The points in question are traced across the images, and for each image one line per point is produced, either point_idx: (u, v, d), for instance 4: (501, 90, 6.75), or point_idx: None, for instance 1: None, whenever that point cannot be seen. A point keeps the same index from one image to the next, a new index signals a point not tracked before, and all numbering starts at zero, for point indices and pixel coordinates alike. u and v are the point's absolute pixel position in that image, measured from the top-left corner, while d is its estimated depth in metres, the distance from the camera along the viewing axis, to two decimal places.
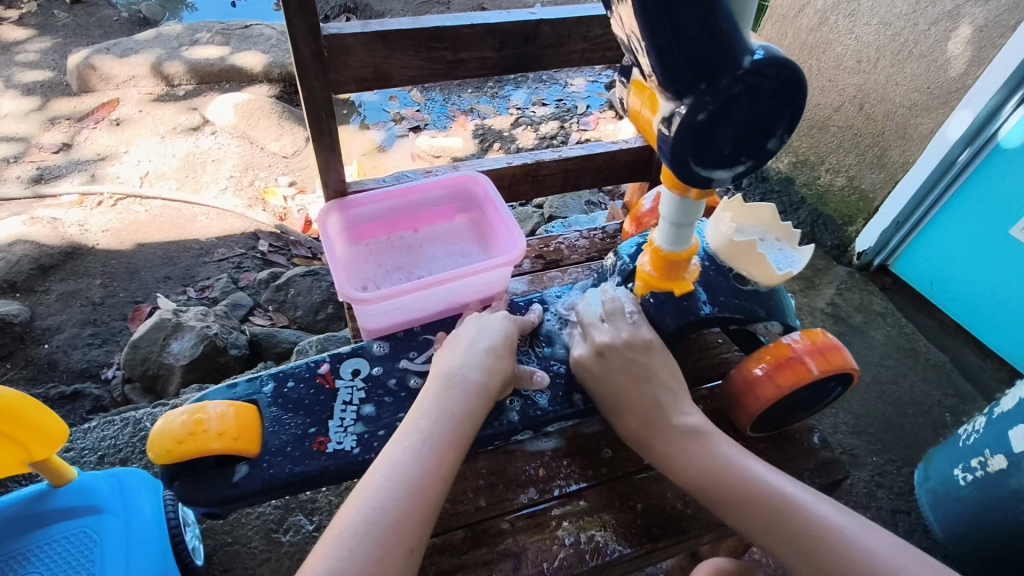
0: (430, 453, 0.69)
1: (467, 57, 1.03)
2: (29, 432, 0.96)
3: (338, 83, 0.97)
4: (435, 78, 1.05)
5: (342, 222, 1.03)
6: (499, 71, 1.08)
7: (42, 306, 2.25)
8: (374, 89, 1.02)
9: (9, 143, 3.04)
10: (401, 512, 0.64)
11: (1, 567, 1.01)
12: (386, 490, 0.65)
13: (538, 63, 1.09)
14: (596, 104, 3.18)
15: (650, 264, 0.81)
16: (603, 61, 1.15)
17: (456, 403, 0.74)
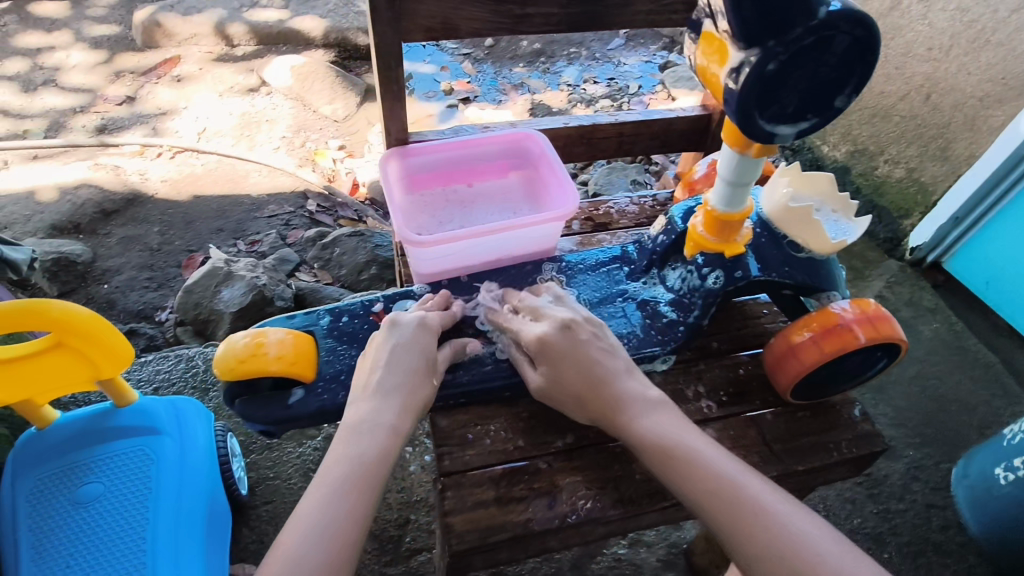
0: (343, 500, 0.67)
1: (533, 12, 1.04)
2: (103, 355, 1.02)
3: (408, 32, 1.00)
4: (501, 32, 1.07)
5: (401, 170, 1.06)
6: (566, 28, 1.09)
7: (103, 248, 2.37)
8: (442, 40, 1.04)
9: (77, 94, 3.16)
10: (317, 567, 0.63)
11: (68, 475, 1.09)
12: (307, 551, 0.63)
13: (602, 22, 1.10)
14: (649, 84, 3.14)
15: (703, 224, 0.83)
16: (668, 24, 1.15)
17: (367, 446, 0.72)
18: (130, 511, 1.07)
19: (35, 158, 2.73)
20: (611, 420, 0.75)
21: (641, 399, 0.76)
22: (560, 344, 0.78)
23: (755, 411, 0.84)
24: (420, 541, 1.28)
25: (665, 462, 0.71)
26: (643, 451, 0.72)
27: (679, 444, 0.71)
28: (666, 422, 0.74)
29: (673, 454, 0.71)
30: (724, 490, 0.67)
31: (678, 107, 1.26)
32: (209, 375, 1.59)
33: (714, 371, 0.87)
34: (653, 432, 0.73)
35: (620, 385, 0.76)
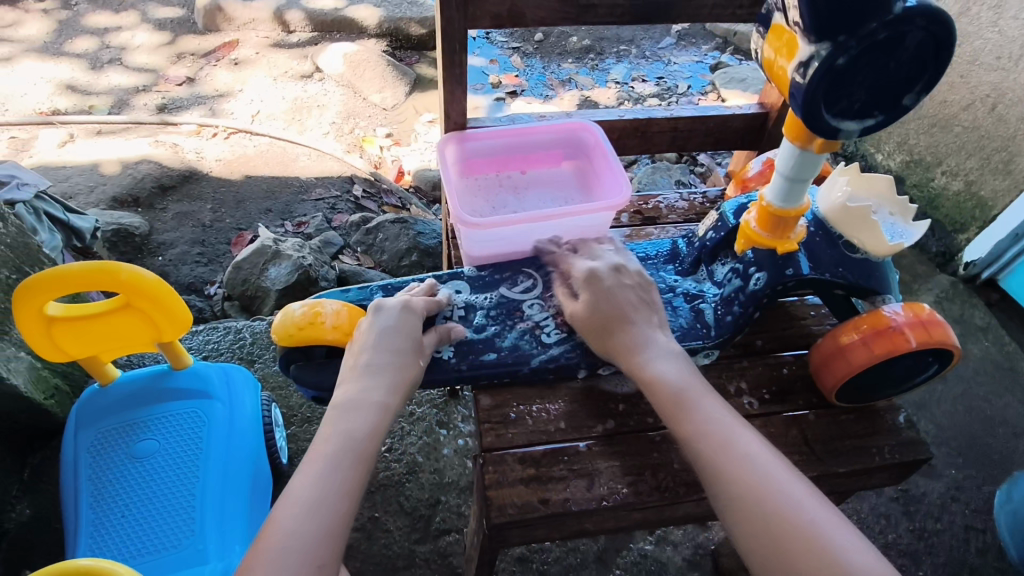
0: (335, 473, 0.67)
1: (598, 3, 1.05)
2: (164, 317, 1.08)
3: (474, 18, 1.02)
4: (564, 22, 1.08)
5: (458, 154, 1.08)
6: (629, 20, 1.09)
7: (159, 222, 2.47)
8: (506, 28, 1.05)
9: (140, 73, 3.29)
10: (312, 535, 0.62)
11: (122, 432, 1.16)
12: (305, 522, 0.63)
13: (667, 15, 1.10)
14: (698, 85, 3.11)
15: (756, 220, 0.83)
16: (732, 20, 1.15)
17: (359, 422, 0.73)
18: (183, 467, 1.13)
19: (100, 132, 2.85)
20: (628, 360, 0.79)
21: (661, 349, 0.79)
22: (606, 279, 0.84)
23: (799, 411, 0.84)
24: (449, 522, 1.31)
25: (672, 409, 0.73)
26: (653, 393, 0.75)
27: (686, 394, 0.73)
28: (684, 370, 0.76)
29: (677, 403, 0.73)
30: (721, 448, 0.68)
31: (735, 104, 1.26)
32: (256, 348, 1.62)
33: (757, 368, 0.88)
34: (668, 378, 0.75)
35: (651, 333, 0.80)
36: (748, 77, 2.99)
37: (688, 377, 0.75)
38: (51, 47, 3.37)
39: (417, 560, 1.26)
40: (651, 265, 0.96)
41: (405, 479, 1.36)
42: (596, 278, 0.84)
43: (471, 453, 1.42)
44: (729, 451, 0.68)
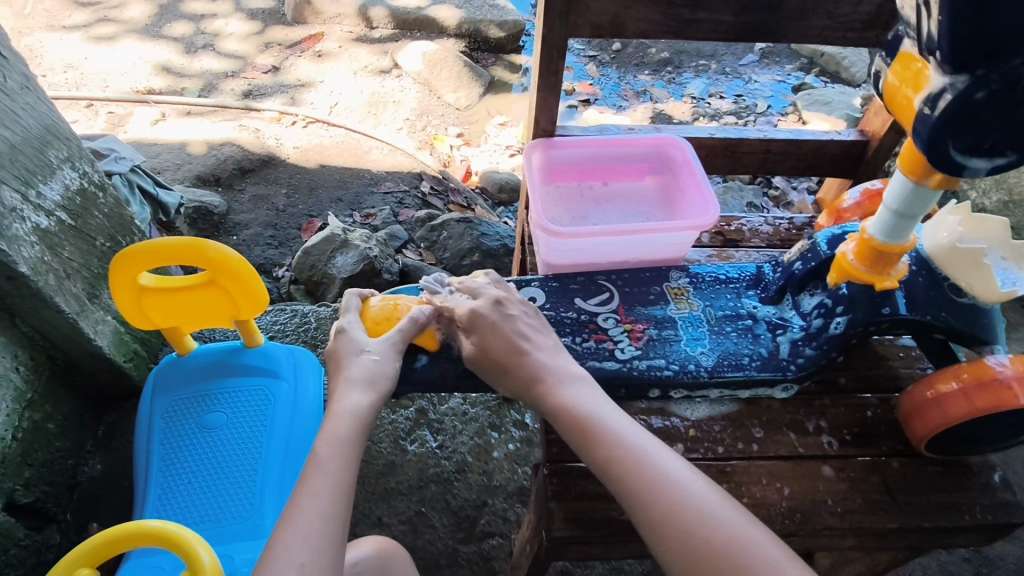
0: (336, 474, 0.79)
1: (704, 18, 1.04)
2: (246, 297, 1.12)
3: (575, 26, 1.03)
4: (666, 36, 1.07)
5: (544, 160, 1.13)
6: (733, 37, 1.08)
7: (237, 203, 2.57)
8: (606, 38, 1.06)
9: (230, 60, 3.44)
10: (321, 523, 0.73)
11: (193, 404, 1.21)
12: (308, 513, 0.73)
13: (772, 34, 1.08)
14: (778, 105, 3.02)
15: (854, 253, 0.84)
16: (841, 43, 1.11)
17: (345, 426, 0.85)
18: (247, 441, 1.17)
19: (189, 113, 2.99)
20: (530, 391, 0.85)
21: (564, 375, 0.86)
22: (487, 316, 0.93)
23: (880, 455, 0.84)
24: (494, 525, 1.31)
25: (577, 432, 0.78)
26: (557, 418, 0.80)
27: (591, 414, 0.79)
28: (586, 396, 0.82)
29: (583, 423, 0.78)
30: (631, 461, 0.72)
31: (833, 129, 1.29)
32: (320, 333, 1.65)
33: (838, 408, 0.88)
34: (571, 402, 0.81)
35: (548, 361, 0.87)
36: (833, 100, 2.89)
37: (584, 400, 0.81)
38: (150, 29, 3.56)
39: (460, 559, 1.28)
40: (733, 289, 1.00)
41: (454, 477, 1.35)
42: (479, 317, 0.93)
43: (521, 458, 1.39)
44: (634, 464, 0.72)
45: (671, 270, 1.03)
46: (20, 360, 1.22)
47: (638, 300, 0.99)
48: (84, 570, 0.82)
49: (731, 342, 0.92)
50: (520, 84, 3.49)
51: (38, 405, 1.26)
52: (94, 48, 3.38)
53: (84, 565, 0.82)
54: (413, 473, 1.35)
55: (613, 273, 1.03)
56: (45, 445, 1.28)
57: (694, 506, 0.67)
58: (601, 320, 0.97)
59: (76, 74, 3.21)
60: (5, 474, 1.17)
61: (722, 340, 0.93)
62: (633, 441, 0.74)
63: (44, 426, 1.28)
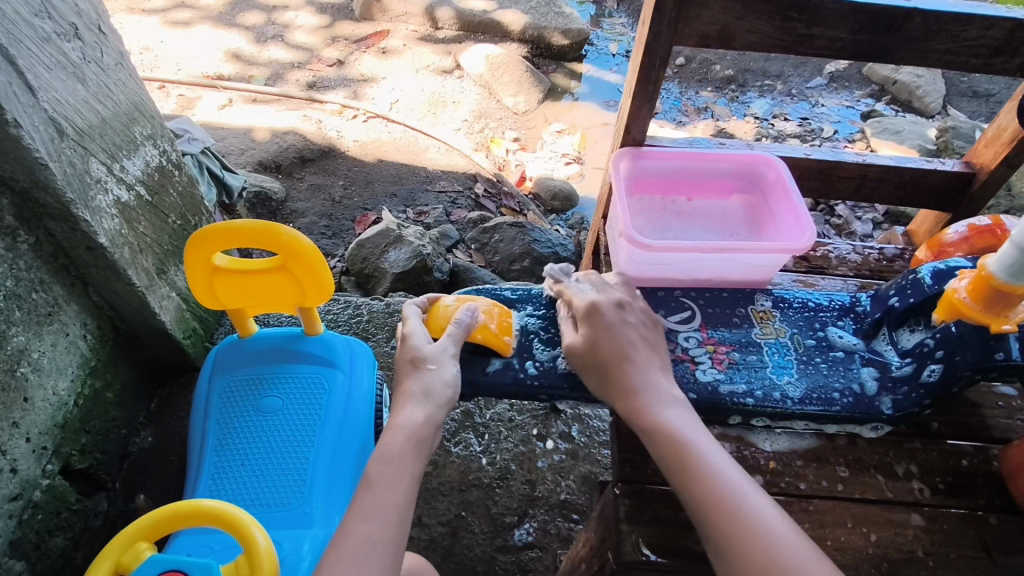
0: (393, 489, 0.80)
1: (818, 33, 1.00)
2: (313, 285, 1.12)
3: (681, 35, 1.02)
4: (775, 49, 1.04)
5: (630, 171, 1.14)
6: (845, 55, 1.04)
7: (295, 191, 2.61)
8: (712, 48, 1.04)
9: (298, 51, 3.51)
10: (376, 538, 0.74)
11: (248, 386, 1.22)
12: (357, 534, 0.74)
13: (890, 55, 1.03)
14: (846, 130, 2.93)
15: (968, 290, 0.81)
16: (961, 68, 1.06)
17: (395, 442, 0.85)
18: (300, 429, 1.17)
19: (255, 101, 3.05)
20: (629, 403, 0.84)
21: (663, 393, 0.85)
22: (605, 314, 0.91)
23: (976, 509, 0.84)
24: (534, 536, 1.27)
25: (675, 457, 0.77)
26: (653, 438, 0.80)
27: (691, 442, 0.78)
28: (688, 421, 0.81)
29: (686, 455, 0.76)
30: (725, 496, 0.71)
31: (937, 159, 1.25)
32: (371, 326, 1.64)
33: (932, 454, 0.89)
34: (671, 424, 0.80)
35: (650, 373, 0.86)
36: (905, 129, 2.78)
37: (679, 417, 0.81)
38: (225, 17, 3.66)
39: (496, 567, 1.24)
40: (823, 317, 1.01)
41: (496, 483, 1.32)
42: (598, 315, 0.91)
43: (565, 471, 1.35)
44: (726, 494, 0.72)
45: (756, 292, 1.06)
46: (88, 328, 1.24)
47: (718, 322, 1.01)
48: (143, 545, 0.82)
49: (821, 375, 0.94)
50: (570, 95, 3.46)
51: (100, 372, 1.29)
52: (171, 33, 3.49)
53: (142, 540, 0.82)
54: (457, 475, 1.33)
55: (693, 291, 1.06)
56: (103, 413, 1.30)
57: (793, 548, 0.67)
58: (682, 338, 0.99)
59: (151, 56, 3.31)
60: (65, 439, 1.20)
61: (808, 369, 0.95)
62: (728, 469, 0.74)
63: (103, 394, 1.30)
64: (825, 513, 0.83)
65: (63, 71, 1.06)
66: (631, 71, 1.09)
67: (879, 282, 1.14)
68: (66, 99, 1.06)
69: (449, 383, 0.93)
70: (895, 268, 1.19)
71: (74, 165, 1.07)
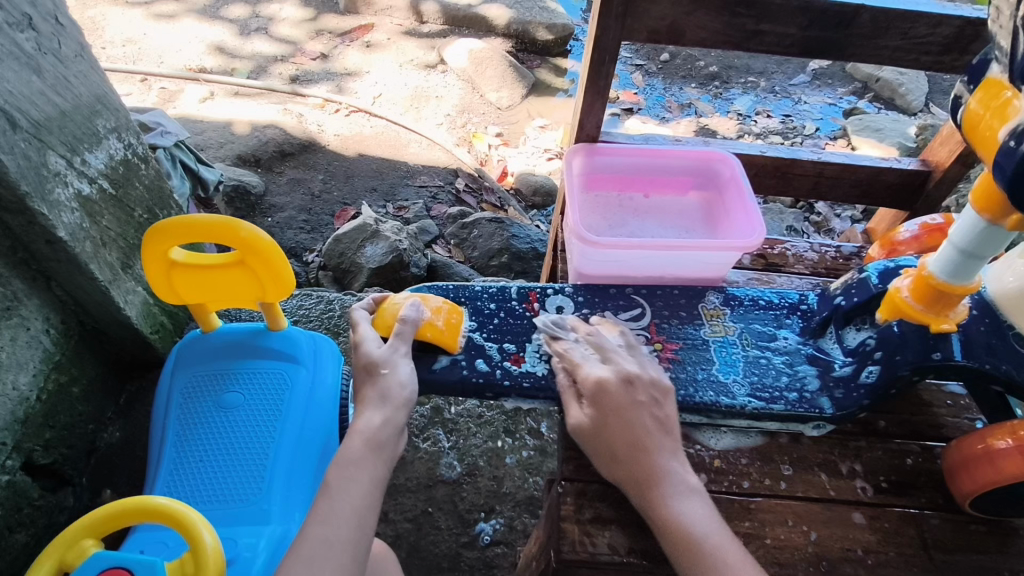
0: (357, 490, 0.82)
1: (768, 30, 1.00)
2: (272, 280, 1.12)
3: (631, 30, 1.02)
4: (726, 46, 1.04)
5: (586, 167, 1.14)
6: (796, 52, 1.04)
7: (274, 185, 2.59)
8: (663, 44, 1.04)
9: (282, 44, 3.48)
10: (337, 539, 0.77)
11: (209, 381, 1.21)
12: (318, 533, 0.77)
13: (841, 52, 1.03)
14: (827, 128, 2.94)
15: (911, 291, 0.84)
16: (913, 65, 1.06)
17: (353, 448, 0.86)
18: (262, 424, 1.17)
19: (236, 94, 3.02)
20: (644, 495, 0.79)
21: (681, 482, 0.79)
22: (615, 393, 0.85)
23: (919, 508, 0.85)
24: (499, 533, 1.27)
25: (686, 555, 0.73)
26: (668, 536, 0.75)
27: (705, 538, 0.74)
28: (702, 514, 0.76)
29: (703, 551, 0.73)
30: None
31: (894, 157, 1.26)
32: (342, 322, 1.63)
33: (876, 453, 0.90)
34: (686, 519, 0.76)
35: (666, 459, 0.81)
36: (885, 127, 2.79)
37: (700, 512, 0.76)
38: (209, 10, 3.63)
39: (462, 564, 1.24)
40: (773, 315, 1.02)
41: (463, 479, 1.32)
42: (609, 393, 0.85)
43: (533, 468, 1.35)
44: None
45: (708, 290, 1.06)
46: (51, 323, 1.23)
47: (669, 320, 1.02)
48: (87, 542, 0.81)
49: (766, 373, 0.94)
50: (563, 91, 3.45)
51: (66, 367, 1.28)
52: (154, 25, 3.45)
53: (87, 538, 0.81)
54: (421, 471, 1.32)
55: (645, 287, 1.07)
56: (69, 407, 1.29)
57: None
58: (630, 336, 1.00)
59: (133, 48, 3.28)
60: (27, 434, 1.19)
61: (756, 366, 0.96)
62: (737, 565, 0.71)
63: (69, 388, 1.29)
64: (767, 511, 0.83)
65: (15, 62, 1.04)
66: (585, 67, 1.09)
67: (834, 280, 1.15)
68: (19, 91, 1.04)
69: (405, 385, 0.92)
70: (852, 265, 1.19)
71: (29, 158, 1.05)
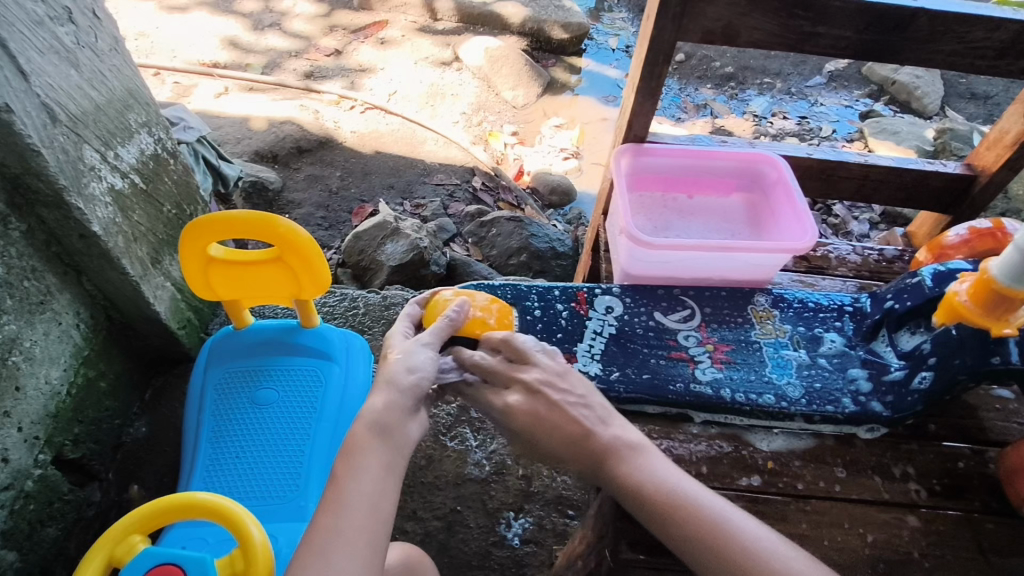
0: (369, 475, 0.70)
1: (823, 32, 1.02)
2: (309, 278, 1.12)
3: (687, 30, 1.04)
4: (780, 47, 1.05)
5: (632, 168, 1.22)
6: (850, 54, 1.05)
7: (292, 181, 2.59)
8: (717, 44, 1.06)
9: (296, 40, 3.47)
10: (353, 531, 0.65)
11: (242, 377, 1.21)
12: (332, 526, 0.65)
13: (895, 55, 1.04)
14: (844, 130, 2.93)
15: (969, 293, 0.85)
16: (966, 69, 1.07)
17: (358, 431, 0.74)
18: (296, 421, 1.17)
19: (250, 89, 3.02)
20: (598, 472, 0.78)
21: (630, 445, 0.79)
22: (534, 397, 0.84)
23: (973, 511, 0.86)
24: (529, 532, 1.26)
25: (656, 513, 0.72)
26: (628, 499, 0.75)
27: (667, 489, 0.73)
28: (659, 468, 0.76)
29: (663, 503, 0.72)
30: (710, 523, 0.69)
31: (938, 160, 1.26)
32: (367, 319, 1.62)
33: (927, 455, 0.92)
34: (644, 476, 0.75)
35: (603, 431, 0.80)
36: (903, 130, 2.78)
37: (654, 453, 0.77)
38: (221, 4, 3.62)
39: (491, 562, 1.24)
40: (822, 317, 1.08)
41: (491, 478, 1.31)
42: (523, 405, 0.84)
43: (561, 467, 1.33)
44: (718, 528, 0.68)
45: (755, 292, 1.12)
46: (81, 318, 1.23)
47: (717, 321, 1.08)
48: (137, 537, 0.81)
49: (820, 377, 0.99)
50: (570, 91, 3.44)
51: (94, 362, 1.28)
52: (167, 19, 3.45)
53: (136, 533, 0.81)
54: (450, 470, 1.32)
55: (692, 290, 1.12)
56: (97, 403, 1.29)
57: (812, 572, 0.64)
58: (682, 337, 1.06)
59: (145, 42, 3.27)
60: (58, 428, 1.19)
61: (809, 370, 1.01)
62: (706, 496, 0.72)
63: (97, 384, 1.29)
64: (823, 514, 0.85)
65: (55, 56, 1.04)
66: (638, 67, 1.12)
67: (877, 284, 1.19)
68: (58, 84, 1.04)
69: (413, 369, 0.83)
70: (893, 269, 1.24)
71: (68, 152, 1.05)
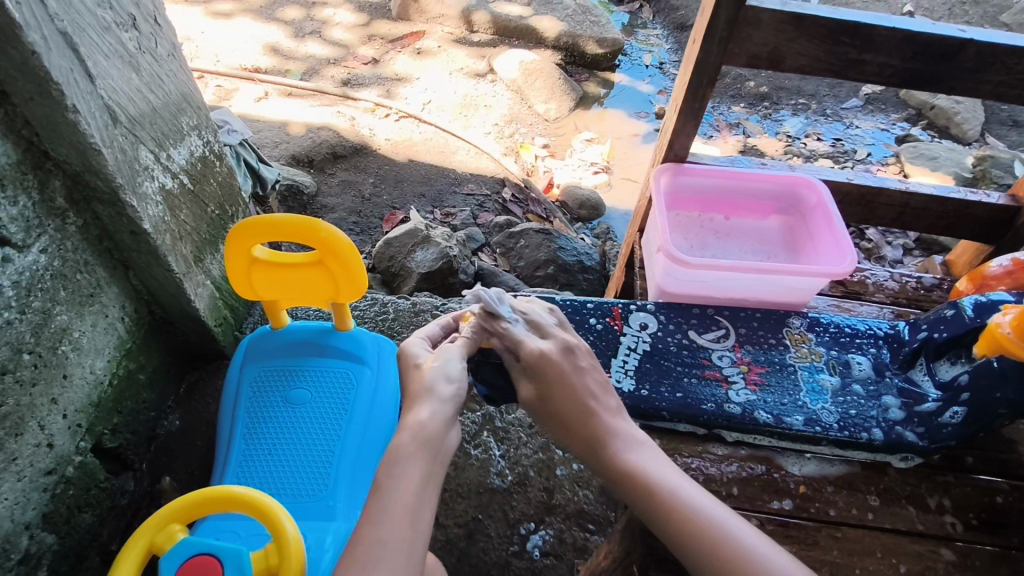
0: (414, 485, 0.77)
1: (870, 60, 1.02)
2: (348, 283, 1.15)
3: (732, 53, 1.05)
4: (825, 73, 1.06)
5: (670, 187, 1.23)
6: (895, 83, 1.06)
7: (326, 186, 2.64)
8: (762, 69, 1.07)
9: (335, 47, 3.55)
10: (394, 536, 0.72)
11: (279, 375, 1.25)
12: (379, 525, 0.72)
13: (941, 85, 1.05)
14: (879, 153, 2.91)
15: (1012, 325, 0.86)
16: (1015, 101, 1.06)
17: (404, 442, 0.82)
18: (328, 422, 1.19)
19: (290, 94, 3.09)
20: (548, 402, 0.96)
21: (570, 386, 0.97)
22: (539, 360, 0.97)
23: (1009, 547, 0.86)
24: (548, 544, 1.26)
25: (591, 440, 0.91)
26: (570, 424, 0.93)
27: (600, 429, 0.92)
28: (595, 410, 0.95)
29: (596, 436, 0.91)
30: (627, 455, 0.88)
31: (981, 190, 1.26)
32: (397, 324, 1.65)
33: (964, 488, 0.92)
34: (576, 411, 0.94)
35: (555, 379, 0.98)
36: (941, 156, 2.74)
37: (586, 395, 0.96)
38: (265, 11, 3.72)
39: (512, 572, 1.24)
40: (858, 342, 1.08)
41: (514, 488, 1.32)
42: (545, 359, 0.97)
43: (583, 481, 1.33)
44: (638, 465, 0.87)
45: (790, 314, 1.13)
46: (126, 311, 1.27)
47: (752, 342, 1.08)
48: (176, 526, 0.83)
49: (855, 403, 0.99)
50: (600, 105, 3.47)
51: (135, 355, 1.32)
52: (212, 23, 3.56)
53: (175, 522, 0.84)
54: (475, 478, 1.33)
55: (727, 310, 1.13)
56: (135, 395, 1.33)
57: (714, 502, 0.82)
58: (715, 356, 1.07)
59: (191, 46, 3.37)
60: (99, 418, 1.23)
61: (845, 397, 1.01)
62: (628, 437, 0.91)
63: (137, 376, 1.33)
64: (854, 542, 0.87)
65: (119, 60, 1.09)
66: (680, 91, 1.14)
67: (914, 312, 1.19)
68: (120, 87, 1.08)
69: (450, 378, 0.92)
70: (930, 298, 1.24)
71: (125, 152, 1.09)
